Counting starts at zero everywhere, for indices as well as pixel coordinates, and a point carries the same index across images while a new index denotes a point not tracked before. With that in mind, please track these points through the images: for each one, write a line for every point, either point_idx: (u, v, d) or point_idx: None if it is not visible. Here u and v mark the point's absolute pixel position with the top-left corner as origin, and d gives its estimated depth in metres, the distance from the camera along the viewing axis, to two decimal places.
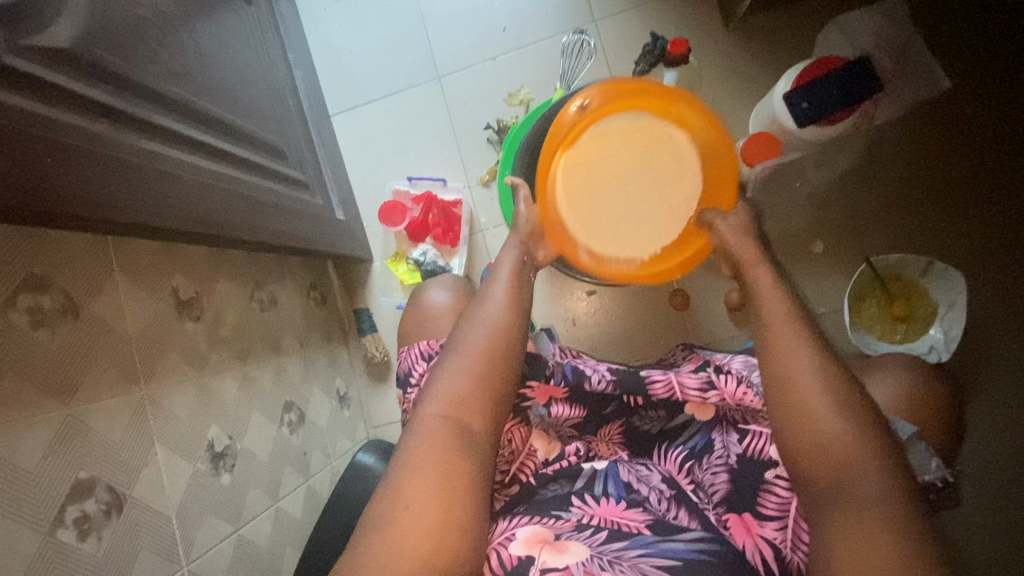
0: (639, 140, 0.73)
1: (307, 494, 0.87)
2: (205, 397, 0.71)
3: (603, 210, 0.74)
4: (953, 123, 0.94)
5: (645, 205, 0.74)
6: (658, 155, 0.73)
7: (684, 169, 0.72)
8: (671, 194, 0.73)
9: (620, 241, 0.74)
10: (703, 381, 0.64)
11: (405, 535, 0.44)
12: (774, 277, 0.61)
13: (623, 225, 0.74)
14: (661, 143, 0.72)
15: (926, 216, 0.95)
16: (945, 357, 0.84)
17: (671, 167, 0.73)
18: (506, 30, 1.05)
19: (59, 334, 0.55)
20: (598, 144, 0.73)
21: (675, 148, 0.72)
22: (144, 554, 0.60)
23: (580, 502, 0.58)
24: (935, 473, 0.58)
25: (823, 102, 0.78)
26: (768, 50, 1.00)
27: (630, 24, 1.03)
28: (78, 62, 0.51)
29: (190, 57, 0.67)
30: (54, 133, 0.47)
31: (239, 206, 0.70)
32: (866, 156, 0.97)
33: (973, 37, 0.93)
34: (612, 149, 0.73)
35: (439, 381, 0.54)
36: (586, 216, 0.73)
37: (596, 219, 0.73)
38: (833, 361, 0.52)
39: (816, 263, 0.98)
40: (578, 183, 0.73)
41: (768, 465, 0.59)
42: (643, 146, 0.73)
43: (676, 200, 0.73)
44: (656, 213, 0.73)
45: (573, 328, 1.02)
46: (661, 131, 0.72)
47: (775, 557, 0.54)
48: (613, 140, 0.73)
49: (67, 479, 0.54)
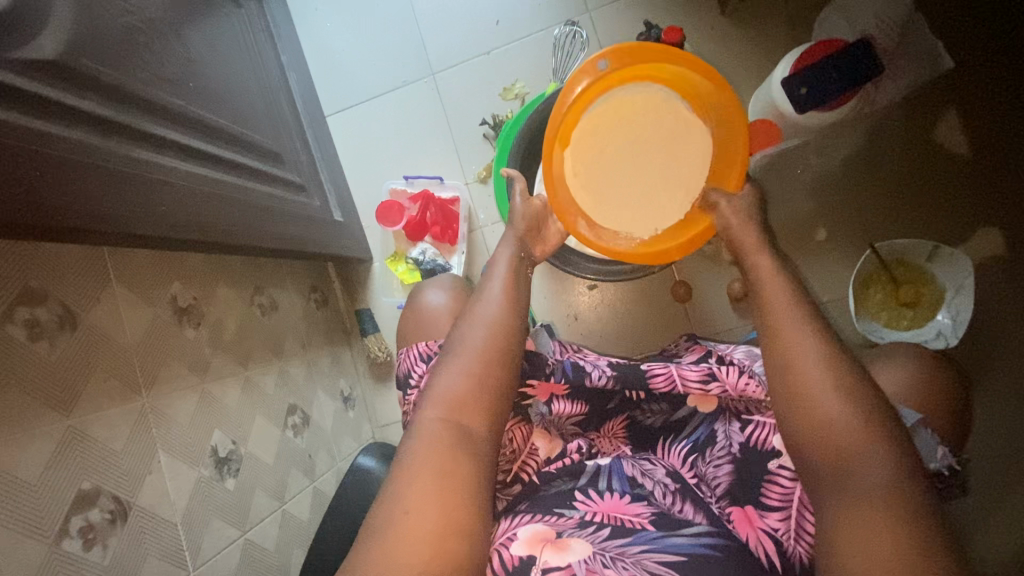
0: (651, 116, 0.71)
1: (313, 496, 0.87)
2: (207, 402, 0.71)
3: (613, 188, 0.72)
4: (958, 105, 0.93)
5: (655, 179, 0.72)
6: (670, 132, 0.71)
7: (693, 145, 0.71)
8: (680, 173, 0.72)
9: (626, 216, 0.73)
10: (705, 373, 0.65)
11: (404, 541, 0.44)
12: (775, 265, 0.60)
13: (630, 202, 0.72)
14: (674, 119, 0.71)
15: (931, 198, 0.94)
16: (954, 342, 0.83)
17: (683, 143, 0.71)
18: (499, 24, 1.04)
19: (57, 347, 0.55)
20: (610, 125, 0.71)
21: (686, 126, 0.71)
22: (151, 561, 0.60)
23: (582, 499, 0.57)
24: (941, 462, 0.57)
25: (821, 90, 0.77)
26: (765, 36, 0.98)
27: (623, 13, 1.01)
28: (66, 73, 0.51)
29: (179, 64, 0.67)
30: (44, 146, 0.47)
31: (234, 212, 0.69)
32: (868, 136, 0.95)
33: (978, 19, 0.91)
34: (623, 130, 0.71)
35: (437, 382, 0.54)
36: (593, 193, 0.72)
37: (602, 196, 0.72)
38: (836, 353, 0.51)
39: (819, 250, 0.97)
40: (590, 158, 0.72)
41: (772, 455, 0.58)
42: (656, 120, 0.71)
43: (683, 180, 0.72)
44: (664, 191, 0.72)
45: (575, 322, 1.01)
46: (672, 106, 0.71)
47: (777, 550, 0.53)
48: (626, 115, 0.71)
49: (71, 490, 0.54)
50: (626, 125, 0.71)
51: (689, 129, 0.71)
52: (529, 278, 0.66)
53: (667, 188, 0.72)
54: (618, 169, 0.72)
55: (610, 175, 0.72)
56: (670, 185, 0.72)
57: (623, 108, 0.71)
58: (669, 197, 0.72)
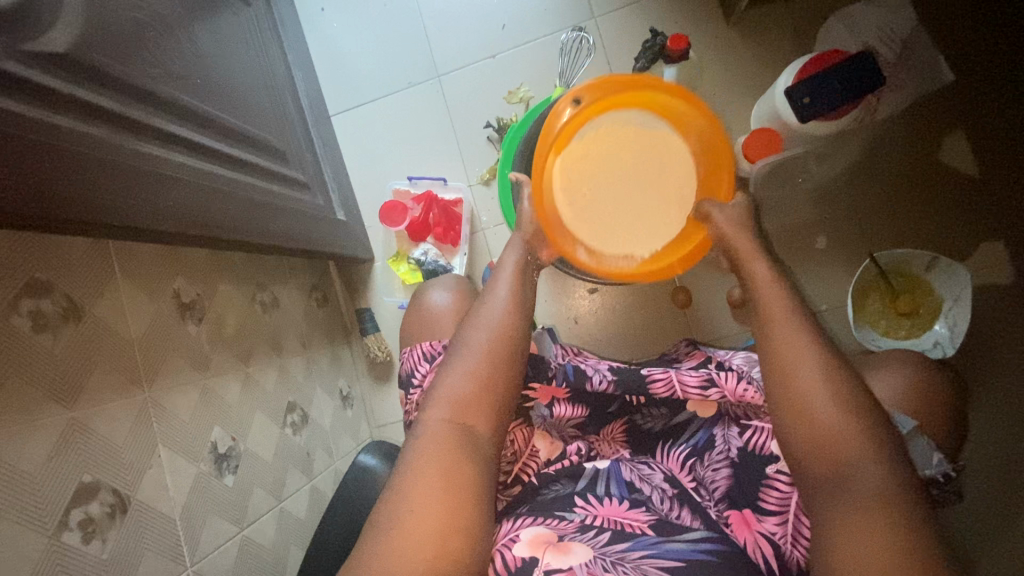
0: (631, 140, 0.72)
1: (311, 494, 0.87)
2: (208, 398, 0.71)
3: (605, 213, 0.73)
4: (957, 117, 0.94)
5: (645, 198, 0.73)
6: (652, 150, 0.72)
7: (678, 161, 0.72)
8: (670, 188, 0.72)
9: (622, 238, 0.73)
10: (704, 379, 0.64)
11: (407, 539, 0.44)
12: (776, 270, 0.60)
13: (627, 222, 0.73)
14: (653, 136, 0.72)
15: (930, 208, 0.95)
16: (951, 352, 0.84)
17: (667, 160, 0.72)
18: (505, 28, 1.05)
19: (61, 339, 0.55)
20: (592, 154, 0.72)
21: (667, 140, 0.72)
22: (149, 556, 0.60)
23: (583, 503, 0.58)
24: (936, 468, 0.57)
25: (825, 97, 0.78)
26: (769, 46, 0.99)
27: (629, 19, 1.02)
28: (76, 67, 0.51)
29: (188, 60, 0.67)
30: (53, 139, 0.47)
31: (239, 208, 0.69)
32: (869, 147, 0.96)
33: (978, 31, 0.92)
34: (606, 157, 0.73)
35: (442, 383, 0.55)
36: (588, 218, 0.72)
37: (598, 220, 0.73)
38: (836, 359, 0.51)
39: (820, 258, 0.97)
40: (577, 185, 0.72)
41: (770, 460, 0.58)
42: (635, 139, 0.72)
43: (677, 192, 0.72)
44: (659, 207, 0.72)
45: (576, 325, 1.02)
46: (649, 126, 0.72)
47: (774, 554, 0.55)
48: (607, 142, 0.72)
49: (71, 482, 0.54)
50: (608, 152, 0.72)
51: (670, 147, 0.72)
52: (533, 281, 0.67)
53: (659, 205, 0.72)
54: (607, 194, 0.73)
55: (601, 201, 0.73)
56: (662, 202, 0.72)
57: (600, 135, 0.72)
58: (662, 214, 0.72)
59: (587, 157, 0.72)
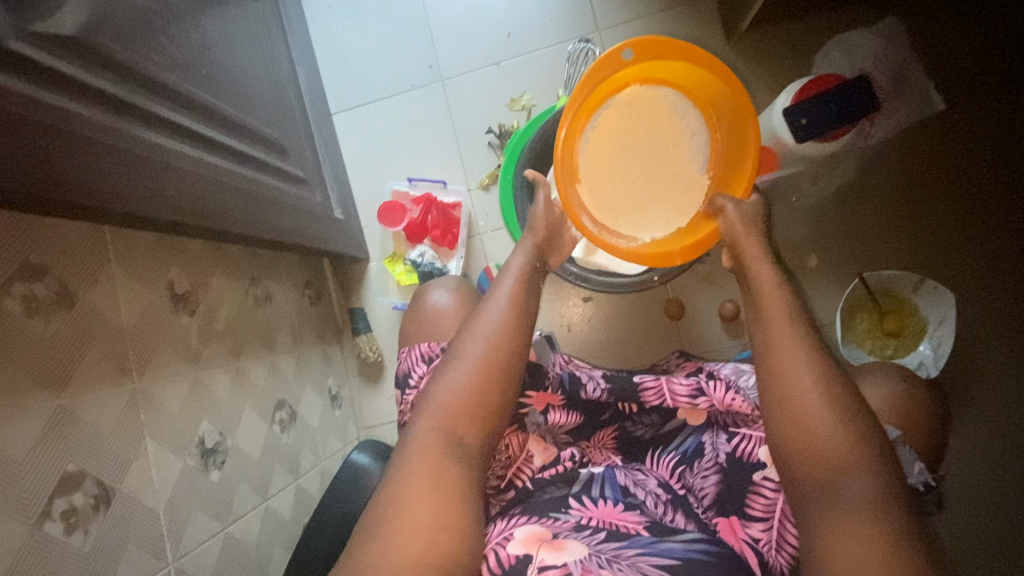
0: (653, 120, 0.73)
1: (295, 494, 0.86)
2: (197, 391, 0.70)
3: (616, 191, 0.74)
4: (949, 144, 0.97)
5: (656, 182, 0.74)
6: (671, 133, 0.74)
7: (694, 149, 0.74)
8: (681, 173, 0.74)
9: (629, 219, 0.74)
10: (694, 389, 0.66)
11: (402, 539, 0.44)
12: (773, 280, 0.61)
13: (639, 200, 0.74)
14: (676, 120, 0.73)
15: (919, 229, 0.97)
16: (935, 373, 0.86)
17: (683, 147, 0.74)
18: (510, 36, 1.06)
19: (54, 323, 0.54)
20: (612, 129, 0.73)
21: (687, 126, 0.73)
22: (130, 550, 0.58)
23: (578, 505, 0.58)
24: (919, 477, 0.59)
25: (822, 121, 0.80)
26: (767, 66, 1.02)
27: (632, 35, 1.04)
28: (84, 51, 0.51)
29: (194, 50, 0.66)
30: (58, 120, 0.47)
31: (237, 201, 0.69)
32: (863, 168, 0.98)
33: (969, 63, 0.96)
34: (624, 134, 0.74)
35: (438, 388, 0.54)
36: (603, 196, 0.73)
37: (611, 195, 0.74)
38: (831, 373, 0.52)
39: (810, 276, 0.99)
40: (597, 160, 0.74)
41: (758, 467, 0.60)
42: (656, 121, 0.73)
43: (687, 180, 0.74)
44: (667, 190, 0.74)
45: (568, 333, 1.02)
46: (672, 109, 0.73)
47: (759, 561, 0.55)
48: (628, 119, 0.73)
49: (55, 471, 0.53)
50: (628, 129, 0.73)
51: (688, 132, 0.74)
52: (536, 286, 0.67)
53: (670, 190, 0.74)
54: (621, 172, 0.74)
55: (614, 180, 0.74)
56: (671, 188, 0.74)
57: (623, 110, 0.73)
58: (671, 198, 0.74)
59: (608, 132, 0.73)
